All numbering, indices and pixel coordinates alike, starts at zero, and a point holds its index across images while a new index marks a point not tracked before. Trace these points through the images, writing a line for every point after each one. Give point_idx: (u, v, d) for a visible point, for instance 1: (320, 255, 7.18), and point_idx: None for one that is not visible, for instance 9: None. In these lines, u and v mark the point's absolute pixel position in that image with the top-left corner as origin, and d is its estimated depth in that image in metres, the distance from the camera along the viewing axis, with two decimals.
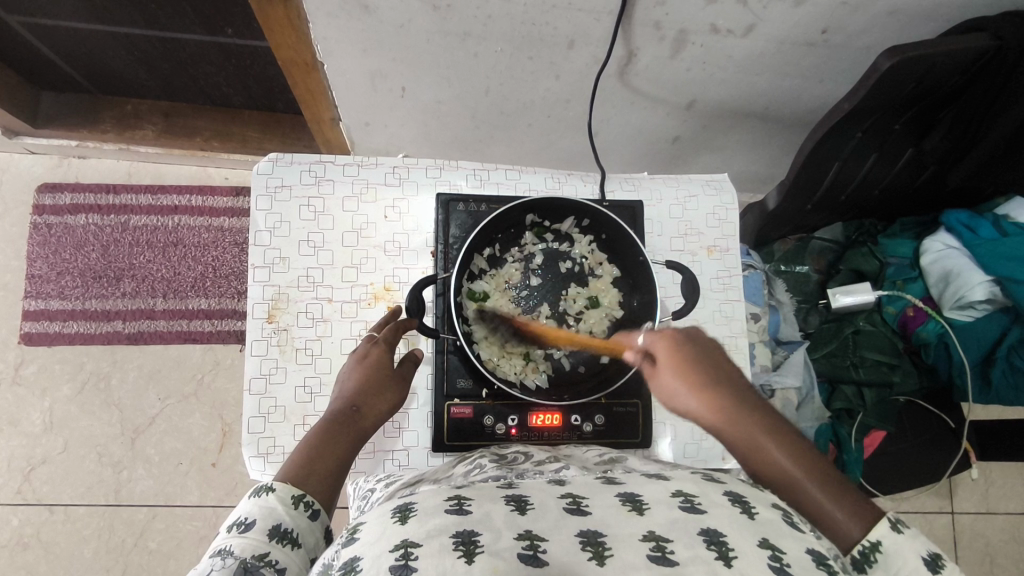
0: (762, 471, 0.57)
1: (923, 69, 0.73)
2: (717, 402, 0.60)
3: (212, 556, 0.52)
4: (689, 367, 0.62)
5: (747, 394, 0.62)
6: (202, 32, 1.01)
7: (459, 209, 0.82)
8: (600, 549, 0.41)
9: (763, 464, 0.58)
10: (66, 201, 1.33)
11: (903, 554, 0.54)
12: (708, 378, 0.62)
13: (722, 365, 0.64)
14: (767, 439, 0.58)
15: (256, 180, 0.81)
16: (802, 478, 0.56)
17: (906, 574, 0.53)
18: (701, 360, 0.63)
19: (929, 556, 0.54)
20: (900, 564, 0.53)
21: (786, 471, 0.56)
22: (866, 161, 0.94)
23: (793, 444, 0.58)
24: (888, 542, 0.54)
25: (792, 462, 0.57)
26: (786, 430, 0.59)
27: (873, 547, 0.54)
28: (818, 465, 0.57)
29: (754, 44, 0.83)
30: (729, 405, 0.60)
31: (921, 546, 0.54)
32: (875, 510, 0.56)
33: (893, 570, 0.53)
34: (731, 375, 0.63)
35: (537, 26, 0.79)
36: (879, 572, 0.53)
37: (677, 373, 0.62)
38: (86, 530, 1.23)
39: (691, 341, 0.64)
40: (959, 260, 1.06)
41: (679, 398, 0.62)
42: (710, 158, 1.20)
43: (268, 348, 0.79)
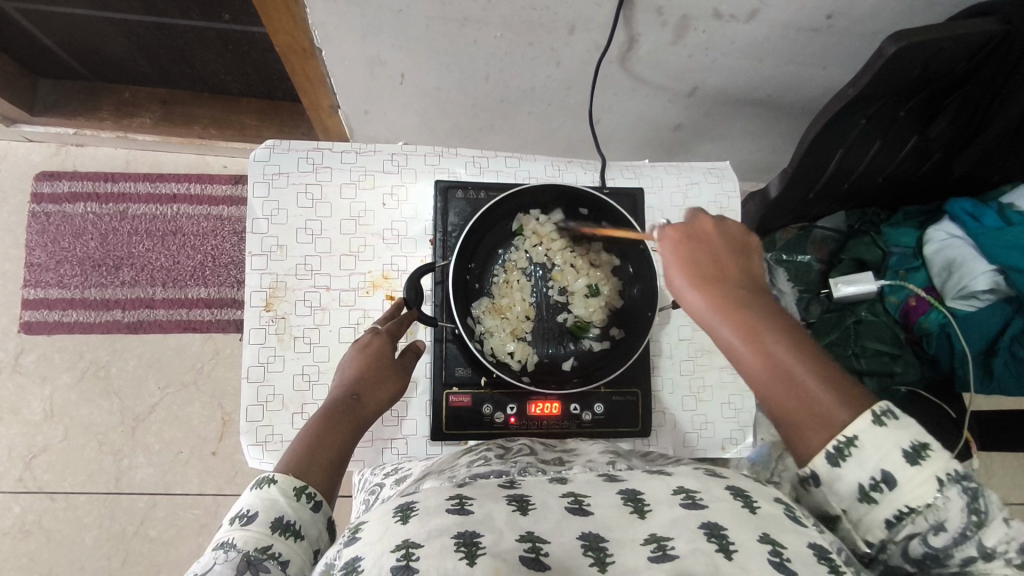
0: (760, 370, 0.54)
1: (929, 55, 0.72)
2: (706, 290, 0.58)
3: (215, 550, 0.51)
4: (687, 259, 0.61)
5: (745, 284, 0.59)
6: (198, 18, 1.00)
7: (458, 197, 0.81)
8: (601, 555, 0.40)
9: (748, 352, 0.55)
10: (65, 189, 1.32)
11: (881, 446, 0.50)
12: (702, 271, 0.60)
13: (723, 259, 0.61)
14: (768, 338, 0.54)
15: (253, 167, 0.81)
16: (791, 365, 0.53)
17: (881, 468, 0.50)
18: (704, 250, 0.61)
19: (914, 448, 0.49)
20: (874, 458, 0.50)
21: (771, 358, 0.54)
22: (870, 149, 0.93)
23: (782, 329, 0.55)
24: (865, 436, 0.50)
25: (780, 348, 0.54)
26: (777, 316, 0.56)
27: (849, 441, 0.51)
28: (808, 354, 0.54)
29: (758, 30, 0.82)
30: (725, 297, 0.57)
31: (905, 437, 0.49)
32: (866, 400, 0.52)
33: (868, 464, 0.50)
34: (729, 267, 0.60)
35: (537, 11, 0.78)
36: (852, 467, 0.51)
37: (679, 267, 0.61)
38: (87, 518, 1.23)
39: (701, 236, 0.62)
40: (964, 250, 1.05)
41: (675, 290, 0.61)
42: (713, 146, 1.19)
43: (266, 336, 0.78)
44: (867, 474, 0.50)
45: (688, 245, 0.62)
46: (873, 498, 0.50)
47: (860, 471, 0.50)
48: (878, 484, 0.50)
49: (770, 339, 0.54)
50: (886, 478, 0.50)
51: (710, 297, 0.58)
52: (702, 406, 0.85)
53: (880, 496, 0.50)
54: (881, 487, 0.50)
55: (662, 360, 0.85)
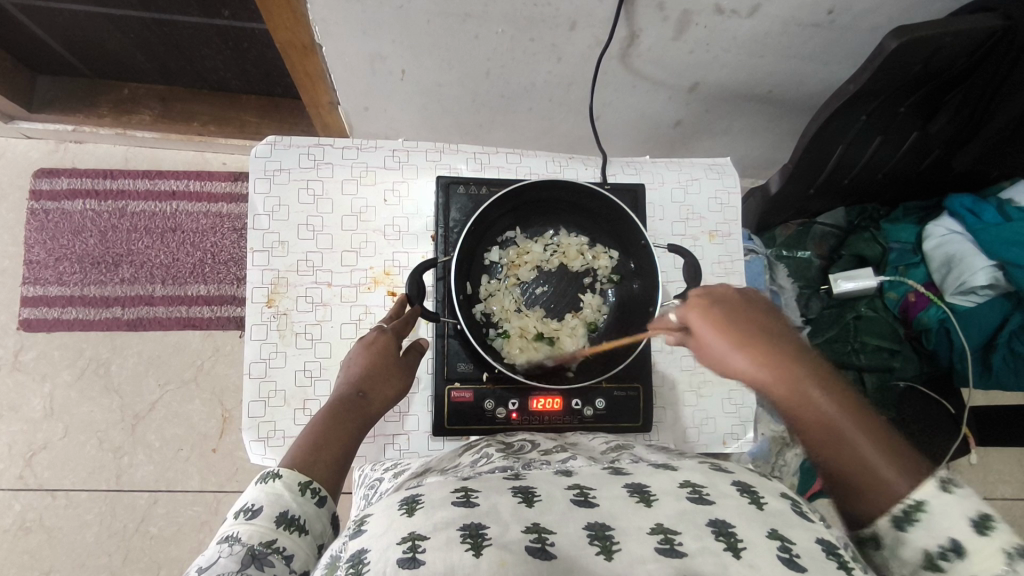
0: (827, 444, 0.54)
1: (930, 51, 0.72)
2: (757, 355, 0.56)
3: (220, 543, 0.51)
4: (723, 320, 0.58)
5: (794, 345, 0.58)
6: (198, 14, 1.00)
7: (460, 192, 0.81)
8: (609, 543, 0.41)
9: (810, 420, 0.54)
10: (63, 186, 1.32)
11: (949, 515, 0.49)
12: (751, 335, 0.57)
13: (764, 317, 0.59)
14: (835, 408, 0.54)
15: (254, 163, 0.80)
16: (851, 434, 0.53)
17: (950, 536, 0.49)
18: (743, 314, 0.59)
19: (980, 518, 0.48)
20: (944, 526, 0.49)
21: (835, 427, 0.54)
22: (870, 144, 0.93)
23: (839, 394, 0.55)
24: (933, 502, 0.50)
25: (842, 418, 0.54)
26: (828, 376, 0.56)
27: (916, 506, 0.50)
28: (865, 418, 0.54)
29: (758, 25, 0.82)
30: (783, 364, 0.56)
31: (971, 506, 0.49)
32: (923, 465, 0.52)
33: (936, 531, 0.49)
34: (772, 327, 0.58)
35: (539, 7, 0.78)
36: (919, 532, 0.50)
37: (717, 330, 0.58)
38: (88, 515, 1.23)
39: (719, 297, 0.61)
40: (963, 245, 1.06)
41: (719, 357, 0.58)
42: (713, 142, 1.19)
43: (267, 332, 0.78)
44: (934, 541, 0.49)
45: (724, 300, 0.60)
46: (940, 567, 0.49)
47: (927, 538, 0.49)
48: (946, 552, 0.49)
49: (829, 407, 0.54)
50: (956, 547, 0.48)
51: (765, 364, 0.55)
52: (703, 402, 0.85)
53: (948, 566, 0.48)
54: (950, 554, 0.48)
55: (663, 355, 0.85)
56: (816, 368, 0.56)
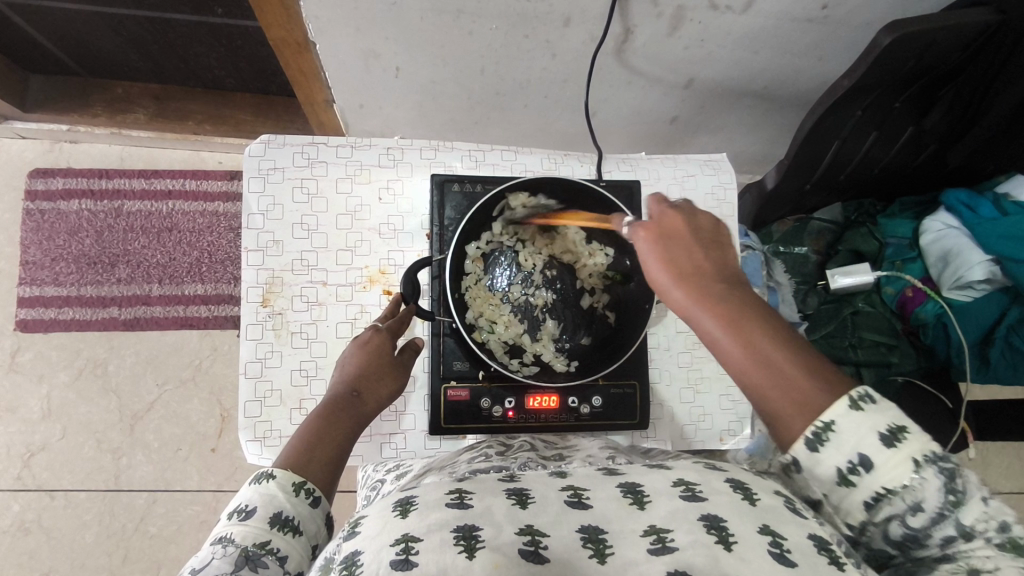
0: (746, 368, 0.50)
1: (924, 45, 0.72)
2: (689, 284, 0.54)
3: (212, 545, 0.51)
4: (662, 249, 0.56)
5: (721, 267, 0.55)
6: (191, 12, 1.00)
7: (454, 190, 0.80)
8: (601, 546, 0.41)
9: (723, 333, 0.51)
10: (58, 186, 1.32)
11: (860, 432, 0.47)
12: (670, 251, 0.56)
13: (691, 238, 0.57)
14: (758, 330, 0.51)
15: (248, 162, 0.80)
16: (765, 348, 0.50)
17: (859, 452, 0.47)
18: (675, 235, 0.57)
19: (891, 432, 0.46)
20: (853, 442, 0.47)
21: (744, 341, 0.50)
22: (866, 139, 0.93)
23: (757, 310, 0.52)
24: (843, 421, 0.47)
25: (757, 331, 0.50)
26: (754, 300, 0.52)
27: (826, 426, 0.47)
28: (785, 337, 0.51)
29: (753, 20, 0.82)
30: (700, 280, 0.54)
31: (883, 420, 0.47)
32: (843, 383, 0.49)
33: (845, 449, 0.47)
34: (702, 248, 0.57)
35: (532, 3, 0.77)
36: (831, 451, 0.47)
37: (651, 245, 0.57)
38: (87, 515, 1.23)
39: (672, 221, 0.58)
40: (960, 240, 1.05)
41: (659, 284, 0.56)
42: (709, 138, 1.19)
43: (263, 332, 0.78)
44: (844, 459, 0.47)
45: (675, 229, 0.58)
46: (852, 481, 0.47)
47: (837, 456, 0.47)
48: (856, 468, 0.47)
49: (747, 320, 0.51)
50: (863, 462, 0.47)
51: (682, 278, 0.54)
52: (700, 398, 0.85)
53: (858, 480, 0.47)
54: (859, 469, 0.47)
55: (659, 352, 0.85)
56: (746, 294, 0.53)
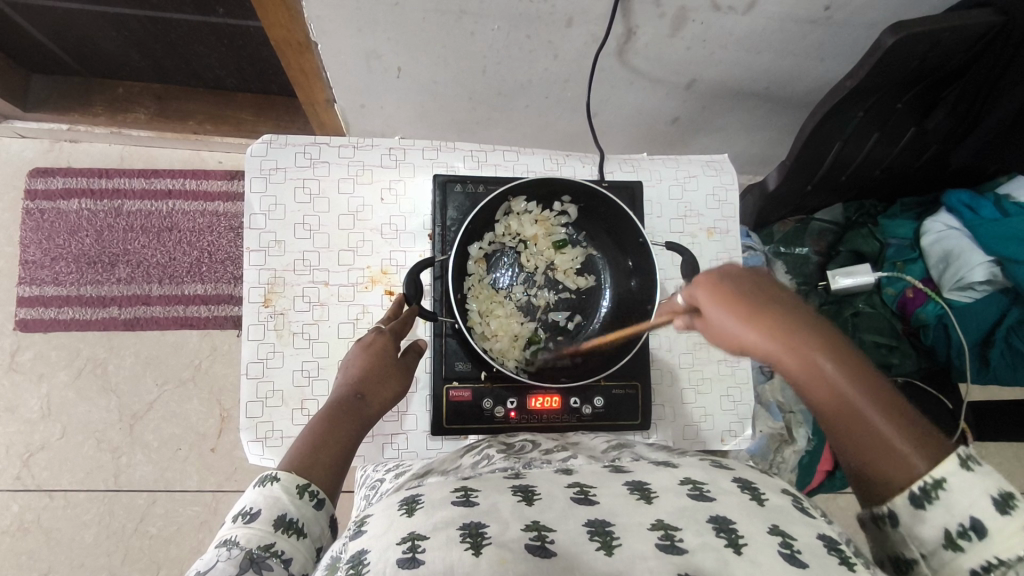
0: (847, 426, 0.54)
1: (927, 46, 0.72)
2: (782, 336, 0.54)
3: (218, 547, 0.51)
4: (737, 300, 0.56)
5: (813, 319, 0.56)
6: (193, 12, 1.00)
7: (457, 190, 0.80)
8: (608, 539, 0.41)
9: (825, 394, 0.54)
10: (58, 186, 1.31)
11: (970, 493, 0.50)
12: (758, 306, 0.56)
13: (779, 294, 0.57)
14: (856, 390, 0.54)
15: (250, 162, 0.80)
16: (868, 411, 0.53)
17: (971, 514, 0.49)
18: (757, 291, 0.57)
19: (1001, 496, 0.49)
20: (965, 505, 0.50)
21: (850, 401, 0.54)
22: (867, 140, 0.93)
23: (856, 369, 0.54)
24: (955, 480, 0.50)
25: (858, 392, 0.54)
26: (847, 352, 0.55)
27: (936, 484, 0.51)
28: (883, 395, 0.54)
29: (755, 21, 0.82)
30: (797, 338, 0.54)
31: (992, 485, 0.50)
32: (945, 445, 0.52)
33: (954, 510, 0.50)
34: (791, 303, 0.57)
35: (535, 4, 0.77)
36: (938, 511, 0.50)
37: (725, 304, 0.57)
38: (87, 515, 1.23)
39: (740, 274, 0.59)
40: (961, 240, 1.05)
41: (736, 340, 0.56)
42: (710, 139, 1.19)
43: (265, 332, 0.78)
44: (955, 520, 0.50)
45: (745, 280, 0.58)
46: (960, 545, 0.50)
47: (947, 517, 0.50)
48: (967, 531, 0.49)
49: (843, 379, 0.54)
50: (975, 526, 0.49)
51: (779, 335, 0.54)
52: (701, 399, 0.85)
53: (967, 544, 0.49)
54: (970, 533, 0.49)
55: (661, 352, 0.85)
56: (841, 347, 0.55)
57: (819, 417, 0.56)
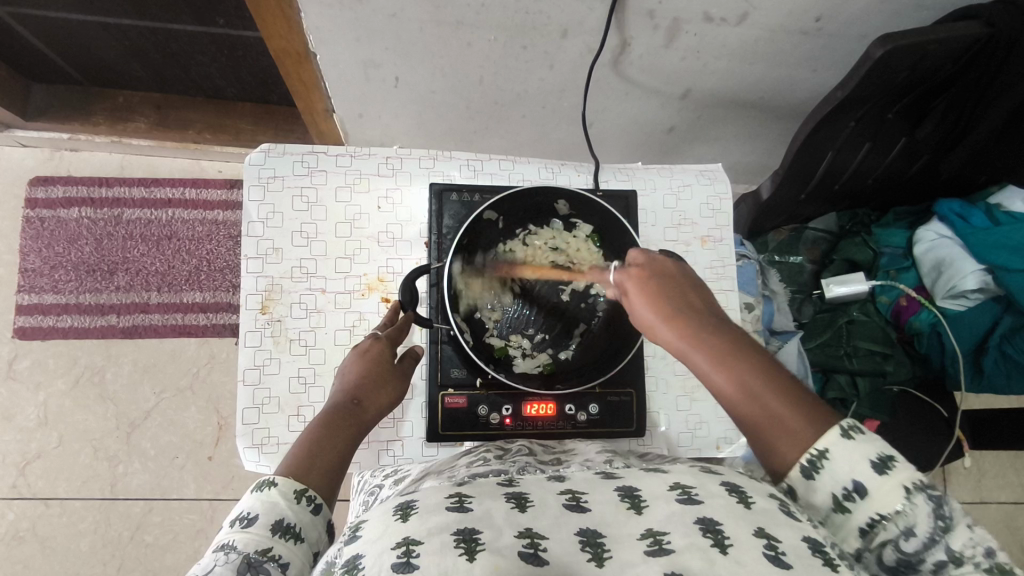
0: (739, 405, 0.54)
1: (916, 57, 0.73)
2: (680, 326, 0.59)
3: (216, 551, 0.51)
4: (653, 291, 0.62)
5: (700, 312, 0.60)
6: (193, 23, 1.01)
7: (453, 199, 0.82)
8: (599, 550, 0.41)
9: (714, 373, 0.56)
10: (59, 195, 1.32)
11: (851, 458, 0.51)
12: (663, 297, 0.61)
13: (684, 290, 0.62)
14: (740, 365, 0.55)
15: (248, 171, 0.81)
16: (769, 398, 0.53)
17: (855, 479, 0.50)
18: (668, 286, 0.62)
19: (881, 459, 0.51)
20: (846, 469, 0.51)
21: (742, 383, 0.55)
22: (860, 150, 0.94)
23: (745, 350, 0.56)
24: (835, 448, 0.51)
25: (744, 370, 0.55)
26: (745, 341, 0.57)
27: (821, 454, 0.51)
28: (774, 374, 0.55)
29: (748, 33, 0.83)
30: (700, 332, 0.58)
31: (871, 449, 0.51)
32: (830, 417, 0.53)
33: (840, 476, 0.51)
34: (694, 301, 0.61)
35: (530, 15, 0.78)
36: (826, 478, 0.51)
37: (641, 294, 0.62)
38: (83, 523, 1.23)
39: (661, 272, 0.64)
40: (953, 249, 1.06)
41: (650, 326, 0.61)
42: (705, 149, 1.20)
43: (262, 339, 0.79)
44: (840, 485, 0.51)
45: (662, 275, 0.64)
46: (847, 508, 0.51)
47: (833, 483, 0.51)
48: (850, 494, 0.51)
49: (736, 361, 0.55)
50: (858, 488, 0.50)
51: (676, 324, 0.59)
52: (696, 406, 0.85)
53: (853, 506, 0.51)
54: (853, 496, 0.51)
55: (655, 360, 0.86)
56: (734, 336, 0.58)
57: (713, 399, 0.57)
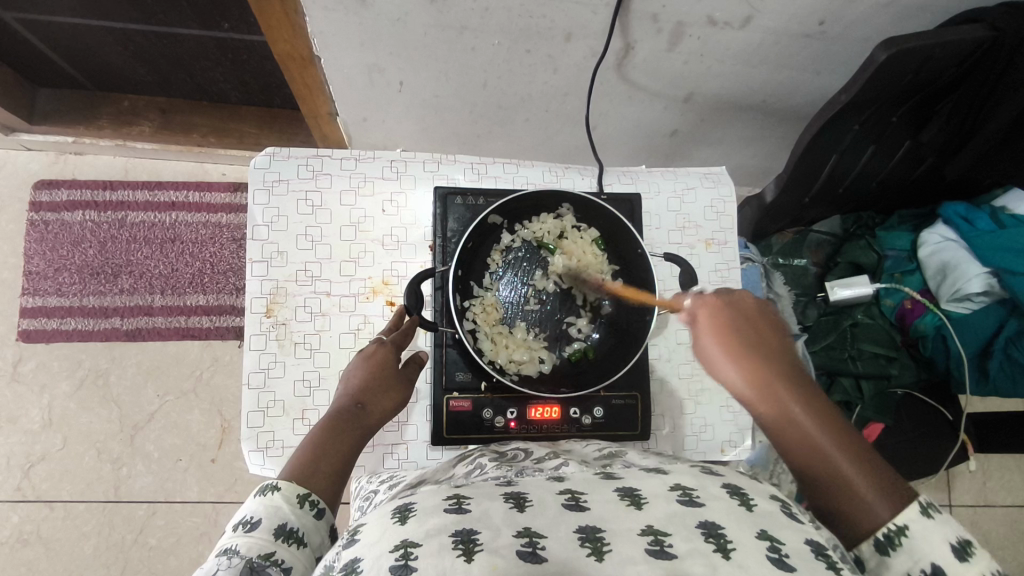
0: (815, 470, 0.55)
1: (920, 61, 0.73)
2: (754, 372, 0.60)
3: (218, 556, 0.51)
4: (729, 331, 0.63)
5: (787, 366, 0.61)
6: (197, 27, 1.01)
7: (457, 202, 0.81)
8: (599, 545, 0.41)
9: (794, 436, 0.57)
10: (63, 198, 1.33)
11: (931, 540, 0.51)
12: (746, 348, 0.62)
13: (764, 332, 0.63)
14: (819, 428, 0.56)
15: (254, 174, 0.81)
16: (836, 457, 0.55)
17: (932, 560, 0.51)
18: (747, 330, 0.63)
19: (960, 544, 0.51)
20: (926, 550, 0.51)
21: (821, 450, 0.55)
22: (864, 153, 0.94)
23: (822, 413, 0.57)
24: (917, 527, 0.52)
25: (820, 433, 0.56)
26: (817, 399, 0.58)
27: (899, 531, 0.52)
28: (849, 442, 0.56)
29: (752, 36, 0.83)
30: (773, 380, 0.59)
31: (951, 532, 0.51)
32: (907, 493, 0.54)
33: (918, 556, 0.51)
34: (776, 347, 0.62)
35: (534, 19, 0.79)
36: (903, 557, 0.51)
37: (718, 340, 0.63)
38: (86, 526, 1.23)
39: (740, 308, 0.65)
40: (958, 252, 1.06)
41: (719, 367, 0.62)
42: (709, 152, 1.20)
43: (267, 342, 0.79)
44: (917, 566, 0.51)
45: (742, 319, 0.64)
46: None
47: (909, 563, 0.51)
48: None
49: (806, 418, 0.57)
50: (937, 571, 0.51)
51: (758, 377, 0.59)
52: (701, 410, 0.85)
53: None
54: None
55: (660, 363, 0.86)
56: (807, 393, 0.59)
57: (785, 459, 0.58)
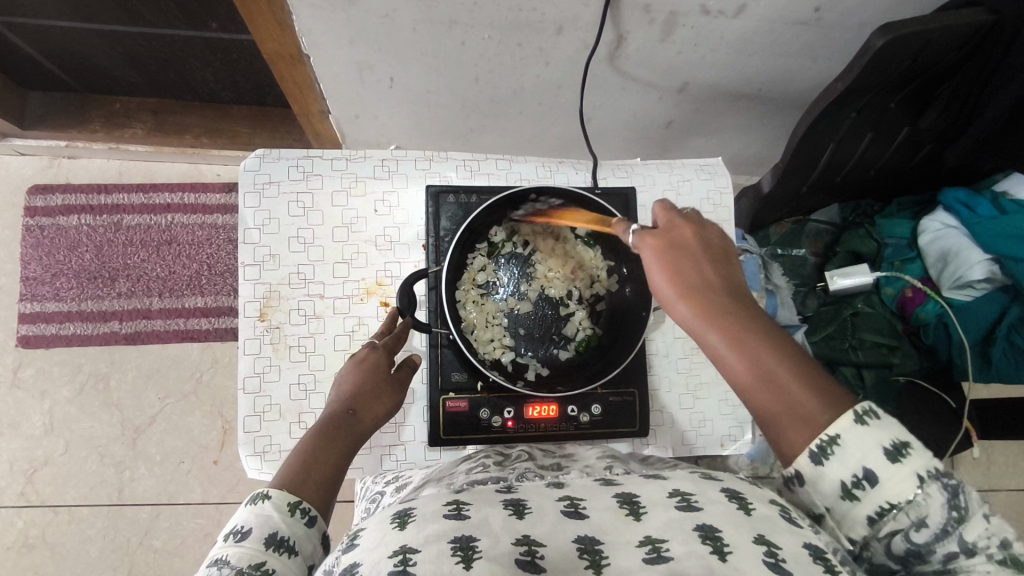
0: (753, 389, 0.53)
1: (918, 47, 0.72)
2: (690, 297, 0.56)
3: (208, 567, 0.51)
4: (668, 259, 0.58)
5: (720, 281, 0.57)
6: (185, 27, 1.00)
7: (450, 201, 0.81)
8: (597, 557, 0.40)
9: (727, 351, 0.54)
10: (58, 202, 1.32)
11: (865, 445, 0.48)
12: (682, 267, 0.58)
13: (692, 248, 0.59)
14: (757, 345, 0.53)
15: (244, 177, 0.80)
16: (774, 371, 0.52)
17: (866, 466, 0.48)
18: (677, 250, 0.59)
19: (895, 445, 0.48)
20: (859, 456, 0.49)
21: (765, 369, 0.52)
22: (862, 141, 0.93)
23: (758, 330, 0.53)
24: (849, 435, 0.49)
25: (759, 351, 0.53)
26: (753, 315, 0.55)
27: (832, 440, 0.49)
28: (787, 352, 0.53)
29: (746, 25, 0.82)
30: (707, 301, 0.55)
31: (887, 434, 0.48)
32: (843, 397, 0.51)
33: (851, 463, 0.49)
34: (707, 260, 0.58)
35: (525, 12, 0.77)
36: (835, 465, 0.49)
37: (658, 264, 0.59)
38: (91, 530, 1.24)
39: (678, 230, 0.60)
40: (958, 240, 1.05)
41: (656, 292, 0.59)
42: (706, 141, 1.19)
43: (261, 346, 0.78)
44: (850, 472, 0.49)
45: (678, 236, 0.60)
46: (856, 495, 0.49)
47: (842, 470, 0.49)
48: (858, 480, 0.49)
49: (747, 339, 0.53)
50: (869, 475, 0.48)
51: (694, 301, 0.56)
52: (701, 404, 0.85)
53: (862, 494, 0.49)
54: (864, 483, 0.49)
55: (658, 358, 0.85)
56: (742, 307, 0.55)
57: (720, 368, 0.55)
